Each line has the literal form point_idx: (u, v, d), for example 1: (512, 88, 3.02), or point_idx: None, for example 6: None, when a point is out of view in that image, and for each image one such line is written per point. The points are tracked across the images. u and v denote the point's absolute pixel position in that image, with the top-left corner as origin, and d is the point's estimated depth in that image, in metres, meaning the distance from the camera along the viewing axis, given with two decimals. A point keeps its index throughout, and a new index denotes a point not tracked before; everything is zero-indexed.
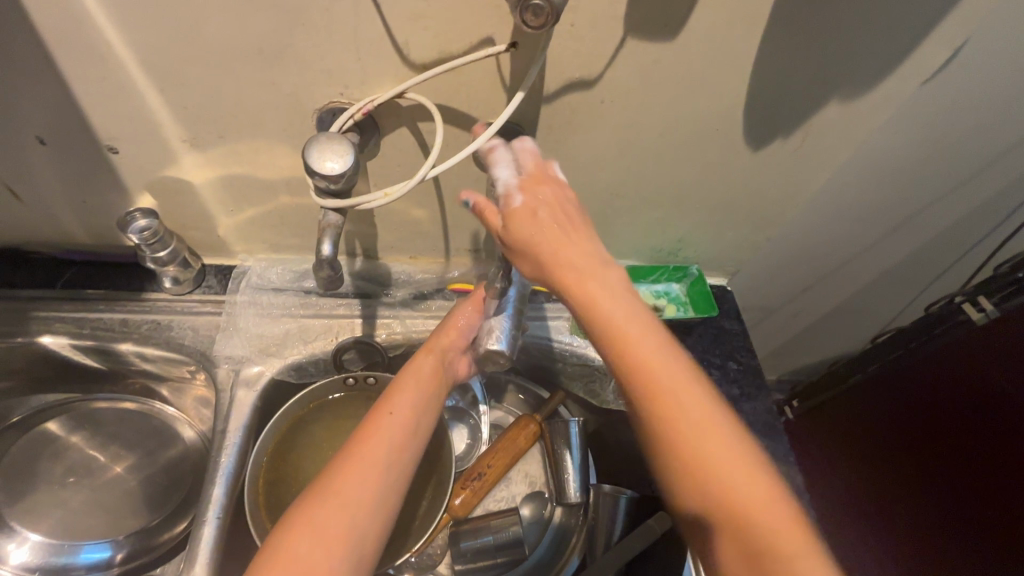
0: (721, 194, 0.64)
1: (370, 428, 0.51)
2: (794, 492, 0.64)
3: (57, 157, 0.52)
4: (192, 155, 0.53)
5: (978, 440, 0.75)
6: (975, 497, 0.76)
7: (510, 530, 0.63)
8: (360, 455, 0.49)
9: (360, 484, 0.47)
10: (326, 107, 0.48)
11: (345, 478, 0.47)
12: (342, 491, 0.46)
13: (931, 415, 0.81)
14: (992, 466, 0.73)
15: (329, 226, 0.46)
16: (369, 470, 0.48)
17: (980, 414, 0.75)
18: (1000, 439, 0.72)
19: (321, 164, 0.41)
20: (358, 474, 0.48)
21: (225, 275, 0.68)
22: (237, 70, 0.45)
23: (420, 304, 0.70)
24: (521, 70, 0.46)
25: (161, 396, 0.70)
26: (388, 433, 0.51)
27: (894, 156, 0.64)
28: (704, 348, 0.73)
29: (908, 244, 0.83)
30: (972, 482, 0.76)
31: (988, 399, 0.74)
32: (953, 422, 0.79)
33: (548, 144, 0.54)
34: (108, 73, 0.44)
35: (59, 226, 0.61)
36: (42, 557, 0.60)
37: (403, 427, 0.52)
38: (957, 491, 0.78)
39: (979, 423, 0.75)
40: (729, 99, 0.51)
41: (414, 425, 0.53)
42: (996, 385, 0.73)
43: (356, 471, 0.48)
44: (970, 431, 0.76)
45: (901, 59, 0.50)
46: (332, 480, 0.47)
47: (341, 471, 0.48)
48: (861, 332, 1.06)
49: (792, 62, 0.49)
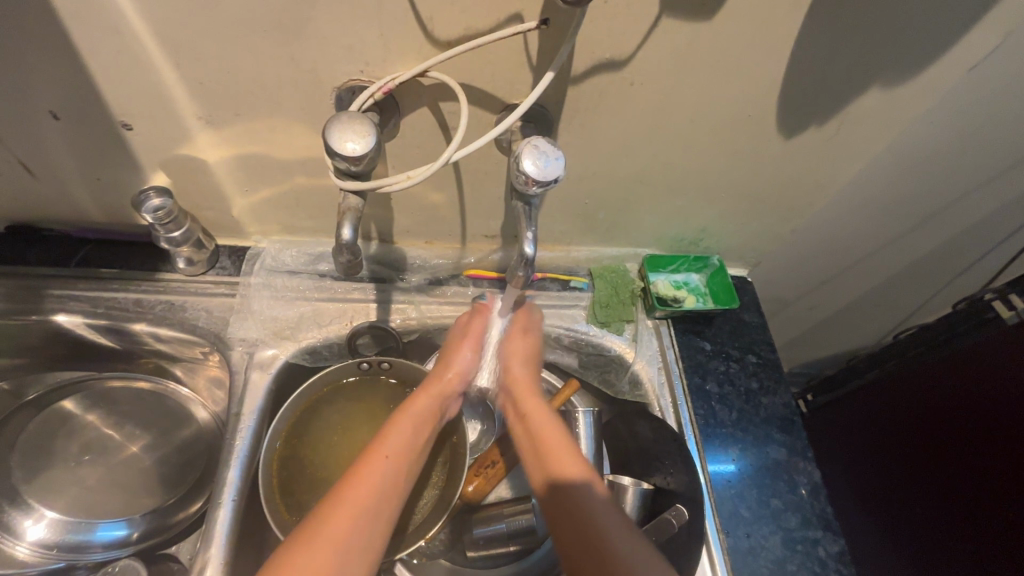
0: (747, 183, 0.62)
1: (361, 466, 0.49)
2: (811, 488, 0.63)
3: (70, 133, 0.50)
4: (208, 134, 0.51)
5: (986, 430, 0.74)
6: (979, 488, 0.75)
7: (523, 518, 0.62)
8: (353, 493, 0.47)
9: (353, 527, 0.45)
10: (346, 85, 0.47)
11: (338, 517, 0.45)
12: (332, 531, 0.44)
13: (942, 405, 0.80)
14: (998, 455, 0.72)
15: (349, 209, 0.45)
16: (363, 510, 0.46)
17: (989, 403, 0.74)
18: (1006, 426, 0.72)
19: (342, 145, 0.40)
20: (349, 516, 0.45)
21: (239, 256, 0.68)
22: (255, 45, 0.43)
23: (435, 290, 0.69)
24: (550, 49, 0.44)
25: (175, 377, 0.70)
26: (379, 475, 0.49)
27: (929, 147, 0.61)
28: (723, 340, 0.71)
29: (934, 238, 0.81)
30: (976, 472, 0.75)
31: (996, 388, 0.73)
32: (961, 412, 0.78)
33: (572, 128, 0.52)
34: (121, 46, 0.43)
35: (73, 203, 0.60)
36: (59, 534, 0.61)
37: (394, 469, 0.50)
38: (960, 481, 0.77)
39: (987, 413, 0.74)
40: (764, 84, 0.49)
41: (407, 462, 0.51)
42: (1006, 373, 0.72)
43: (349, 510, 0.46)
44: (979, 421, 0.75)
45: (948, 44, 0.48)
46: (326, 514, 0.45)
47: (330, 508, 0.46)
48: (879, 326, 1.04)
49: (834, 46, 0.46)
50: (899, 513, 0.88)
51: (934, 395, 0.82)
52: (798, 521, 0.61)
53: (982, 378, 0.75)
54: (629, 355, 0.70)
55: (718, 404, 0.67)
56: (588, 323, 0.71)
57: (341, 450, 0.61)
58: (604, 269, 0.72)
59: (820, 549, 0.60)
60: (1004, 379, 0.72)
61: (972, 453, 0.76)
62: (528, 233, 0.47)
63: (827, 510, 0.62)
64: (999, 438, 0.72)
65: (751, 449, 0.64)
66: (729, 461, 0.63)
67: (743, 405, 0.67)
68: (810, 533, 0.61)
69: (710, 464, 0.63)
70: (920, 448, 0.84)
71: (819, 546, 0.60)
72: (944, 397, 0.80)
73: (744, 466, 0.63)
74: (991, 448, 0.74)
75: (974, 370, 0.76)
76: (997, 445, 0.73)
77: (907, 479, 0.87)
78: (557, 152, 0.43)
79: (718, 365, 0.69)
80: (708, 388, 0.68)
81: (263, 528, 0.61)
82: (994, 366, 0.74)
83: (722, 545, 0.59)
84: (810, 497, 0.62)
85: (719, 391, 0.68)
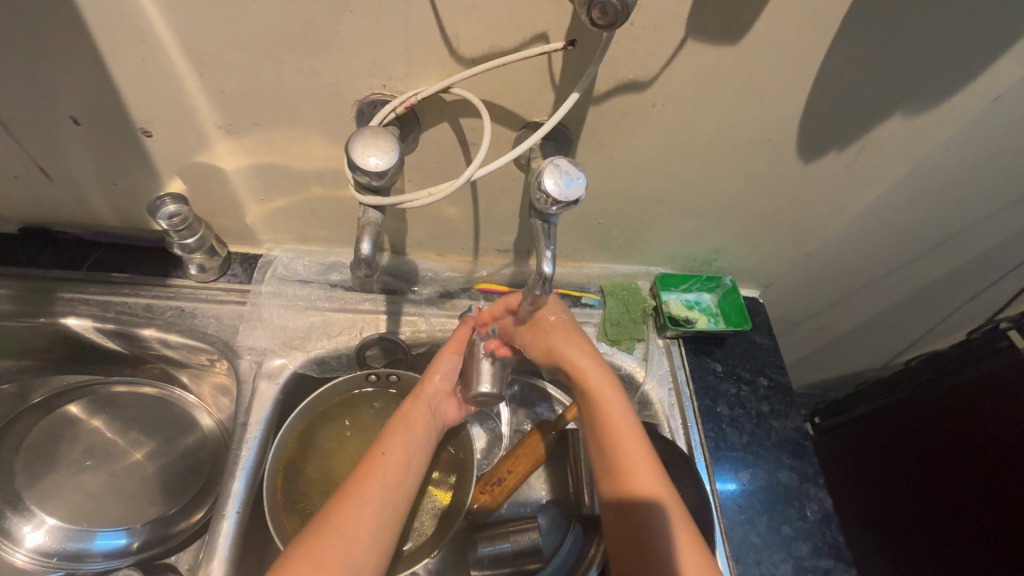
0: (763, 205, 0.62)
1: (364, 465, 0.50)
2: (823, 515, 0.62)
3: (89, 138, 0.50)
4: (226, 142, 0.51)
5: (988, 469, 0.75)
6: (977, 527, 0.76)
7: (530, 537, 0.61)
8: (361, 489, 0.48)
9: (365, 526, 0.46)
10: (367, 98, 0.47)
11: (342, 513, 0.46)
12: (337, 526, 0.45)
13: (946, 442, 0.81)
14: (997, 495, 0.74)
15: (368, 224, 0.44)
16: (370, 505, 0.47)
17: (992, 442, 0.75)
18: (1006, 466, 0.73)
19: (364, 160, 0.39)
20: (357, 513, 0.46)
21: (251, 264, 0.67)
22: (279, 56, 0.43)
23: (446, 303, 0.69)
24: (575, 70, 0.44)
25: (181, 383, 0.69)
26: (377, 474, 0.49)
27: (946, 175, 0.61)
28: (734, 361, 0.70)
29: (946, 264, 0.80)
30: (974, 513, 0.77)
31: (1002, 430, 0.74)
32: (963, 449, 0.79)
33: (590, 148, 0.52)
34: (147, 55, 0.43)
35: (88, 207, 0.60)
36: (58, 542, 0.60)
37: (396, 465, 0.50)
38: (959, 520, 0.79)
39: (990, 452, 0.75)
40: (786, 108, 0.49)
41: (409, 461, 0.51)
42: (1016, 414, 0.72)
43: (352, 509, 0.46)
44: (981, 460, 0.76)
45: (972, 75, 0.48)
46: (331, 515, 0.46)
47: (334, 508, 0.47)
48: (889, 350, 1.03)
49: (857, 72, 0.46)
50: (908, 540, 0.87)
51: (939, 429, 0.83)
52: (809, 549, 0.60)
53: (990, 417, 0.76)
54: (639, 373, 0.69)
55: (729, 427, 0.66)
56: (599, 341, 0.70)
57: (348, 460, 0.60)
58: (616, 287, 0.72)
59: None
60: (1011, 419, 0.73)
61: (973, 491, 0.77)
62: (547, 252, 0.47)
63: (839, 539, 0.61)
64: (998, 476, 0.73)
65: (761, 473, 0.63)
66: (739, 485, 0.63)
67: (754, 428, 0.66)
68: (821, 563, 0.59)
69: (719, 488, 0.62)
70: (923, 483, 0.85)
71: None
72: (950, 432, 0.81)
73: (754, 491, 0.62)
74: (989, 487, 0.75)
75: (984, 407, 0.77)
76: (998, 487, 0.74)
77: (909, 512, 0.87)
78: (579, 172, 0.43)
79: (729, 387, 0.69)
80: (719, 410, 0.67)
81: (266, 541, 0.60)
82: (1003, 407, 0.74)
83: (732, 572, 0.58)
84: (821, 525, 0.61)
85: (730, 413, 0.67)
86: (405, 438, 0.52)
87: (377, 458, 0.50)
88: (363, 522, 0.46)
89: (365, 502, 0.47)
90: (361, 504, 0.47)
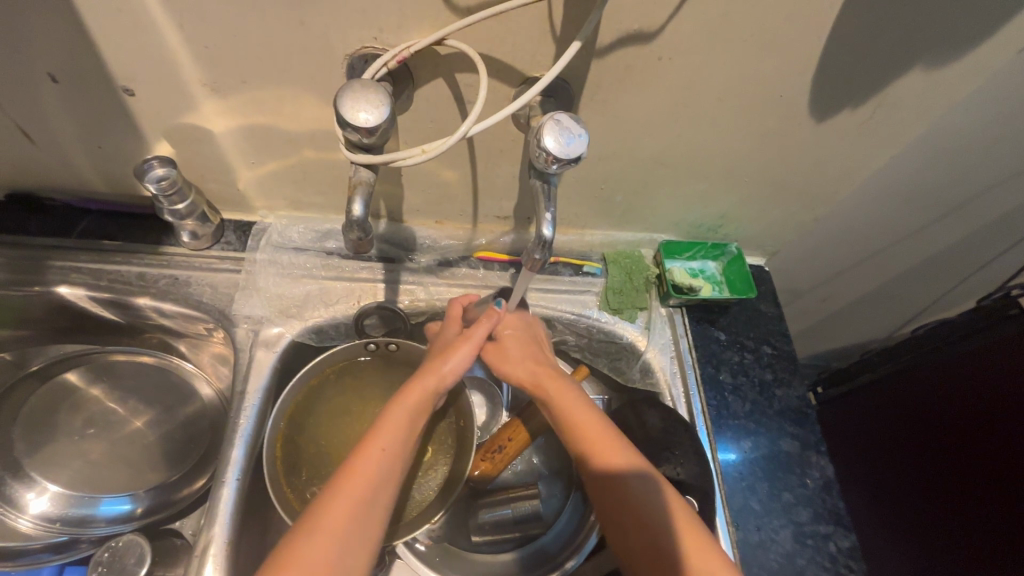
0: (772, 168, 0.59)
1: (357, 457, 0.47)
2: (824, 481, 0.62)
3: (68, 97, 0.48)
4: (213, 102, 0.49)
5: (994, 452, 0.75)
6: (980, 498, 0.77)
7: (529, 504, 0.62)
8: (354, 485, 0.45)
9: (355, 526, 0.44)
10: (358, 52, 0.44)
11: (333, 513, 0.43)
12: (328, 525, 0.43)
13: (955, 422, 0.80)
14: (1005, 479, 0.73)
15: (360, 183, 0.43)
16: (357, 505, 0.44)
17: (1000, 425, 0.74)
18: (1013, 450, 0.72)
19: (353, 116, 0.37)
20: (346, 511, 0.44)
21: (245, 231, 0.66)
22: (262, 5, 0.40)
23: (445, 271, 0.68)
24: (576, 19, 0.41)
25: (179, 352, 0.69)
26: (373, 468, 0.46)
27: (964, 135, 0.59)
28: (737, 330, 0.69)
29: (959, 229, 0.78)
30: (978, 485, 0.77)
31: (1011, 412, 0.73)
32: (971, 430, 0.78)
33: (592, 106, 0.50)
34: (122, 5, 0.40)
35: (74, 172, 0.58)
36: (62, 508, 0.61)
37: (392, 459, 0.47)
38: (962, 490, 0.79)
39: (999, 434, 0.74)
40: (800, 62, 0.46)
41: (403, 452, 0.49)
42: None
43: (342, 509, 0.44)
44: (992, 444, 0.75)
45: (998, 26, 0.45)
46: (318, 512, 0.44)
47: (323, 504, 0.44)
48: (896, 319, 1.02)
49: (878, 22, 0.44)
50: (909, 507, 0.88)
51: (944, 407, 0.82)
52: (810, 515, 0.60)
53: (998, 388, 0.75)
54: (641, 343, 0.68)
55: (731, 395, 0.65)
56: (600, 310, 0.69)
57: (344, 426, 0.59)
58: (618, 255, 0.70)
59: (831, 544, 0.59)
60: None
61: (984, 475, 0.76)
62: (546, 215, 0.45)
63: (839, 506, 0.61)
64: (1000, 444, 0.74)
65: (762, 441, 0.63)
66: (739, 453, 0.62)
67: (757, 396, 0.65)
68: (821, 528, 0.59)
69: (721, 457, 0.62)
70: (929, 464, 0.84)
71: (830, 541, 0.59)
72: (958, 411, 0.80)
73: (755, 459, 0.62)
74: (995, 471, 0.75)
75: (992, 384, 0.76)
76: (1008, 474, 0.73)
77: (920, 496, 0.86)
78: (581, 129, 0.40)
79: (732, 356, 0.68)
80: (721, 378, 0.66)
81: (268, 508, 0.60)
82: (1011, 387, 0.73)
83: (732, 538, 0.58)
84: (821, 492, 0.61)
85: (733, 381, 0.66)
86: (398, 429, 0.49)
87: (370, 452, 0.47)
88: (355, 522, 0.44)
89: (359, 503, 0.44)
90: (352, 503, 0.44)
